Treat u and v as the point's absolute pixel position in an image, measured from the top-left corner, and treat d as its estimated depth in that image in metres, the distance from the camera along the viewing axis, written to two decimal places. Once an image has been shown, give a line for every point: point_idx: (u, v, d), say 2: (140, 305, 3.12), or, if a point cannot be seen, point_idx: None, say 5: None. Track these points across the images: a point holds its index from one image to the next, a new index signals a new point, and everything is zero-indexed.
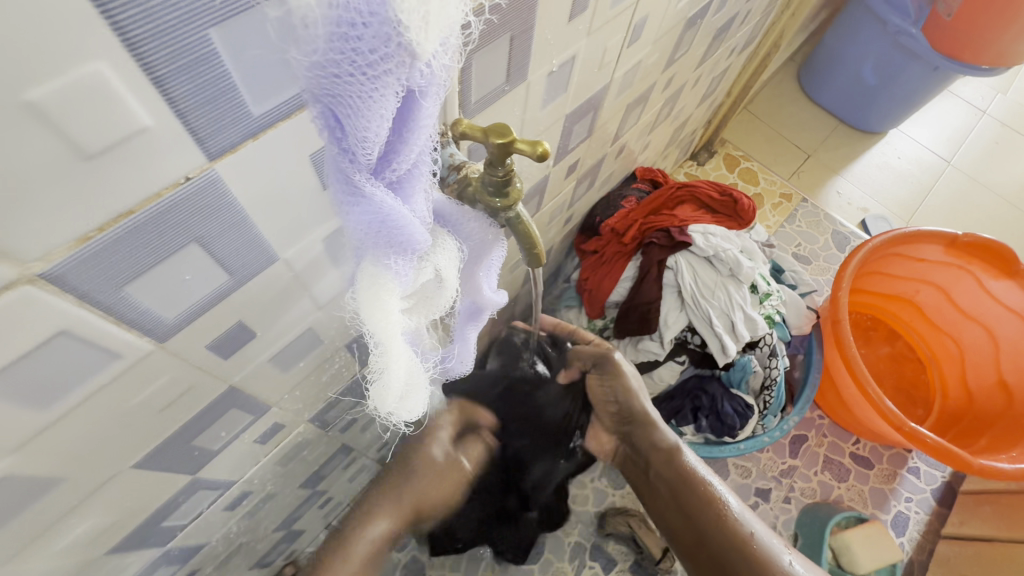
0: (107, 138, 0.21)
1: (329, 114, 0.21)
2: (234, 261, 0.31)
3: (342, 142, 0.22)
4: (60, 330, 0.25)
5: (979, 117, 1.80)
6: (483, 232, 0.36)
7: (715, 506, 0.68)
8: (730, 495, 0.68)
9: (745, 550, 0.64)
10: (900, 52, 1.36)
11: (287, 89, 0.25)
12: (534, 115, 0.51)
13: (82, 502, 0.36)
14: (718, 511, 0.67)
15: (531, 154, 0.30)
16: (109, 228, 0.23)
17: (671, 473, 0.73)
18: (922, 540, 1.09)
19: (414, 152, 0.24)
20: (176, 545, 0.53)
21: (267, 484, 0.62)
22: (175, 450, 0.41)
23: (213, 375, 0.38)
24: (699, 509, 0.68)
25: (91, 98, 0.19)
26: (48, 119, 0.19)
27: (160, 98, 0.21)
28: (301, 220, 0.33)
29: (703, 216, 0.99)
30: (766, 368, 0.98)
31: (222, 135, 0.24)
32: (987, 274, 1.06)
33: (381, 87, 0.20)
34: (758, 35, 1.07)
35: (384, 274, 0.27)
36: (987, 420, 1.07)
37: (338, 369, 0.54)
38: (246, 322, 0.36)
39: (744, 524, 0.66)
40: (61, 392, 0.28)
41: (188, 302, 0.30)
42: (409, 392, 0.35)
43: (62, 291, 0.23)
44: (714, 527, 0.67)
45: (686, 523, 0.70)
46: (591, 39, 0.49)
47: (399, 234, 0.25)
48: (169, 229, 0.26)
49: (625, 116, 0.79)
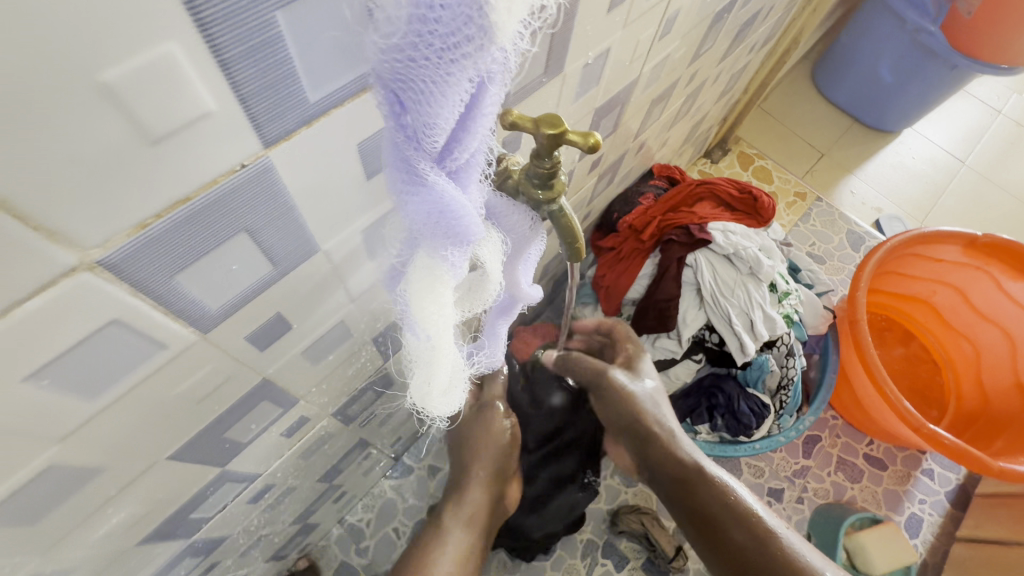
0: (171, 122, 0.20)
1: (397, 98, 0.20)
2: (278, 251, 0.30)
3: (409, 128, 0.21)
4: (112, 320, 0.24)
5: (994, 117, 1.78)
6: (525, 225, 0.35)
7: (752, 526, 0.58)
8: (766, 511, 0.59)
9: (794, 574, 0.54)
10: (919, 51, 1.35)
11: (344, 75, 0.25)
12: (566, 108, 0.50)
13: (119, 493, 0.36)
14: (757, 530, 0.58)
15: (582, 146, 0.30)
16: (167, 215, 0.23)
17: (697, 494, 0.63)
18: (936, 542, 1.09)
19: (475, 141, 0.24)
20: (200, 537, 0.53)
21: (288, 477, 0.61)
22: (209, 442, 0.40)
23: (249, 367, 0.37)
24: (733, 532, 0.59)
25: (161, 81, 0.19)
26: (119, 102, 0.18)
27: (224, 82, 0.21)
28: (344, 212, 0.33)
29: (722, 213, 0.98)
30: (783, 368, 0.97)
31: (278, 122, 0.24)
32: (1006, 275, 1.05)
33: (454, 72, 0.19)
34: (778, 31, 1.05)
35: (439, 265, 0.27)
36: (1002, 421, 1.06)
37: (364, 363, 0.54)
38: (283, 314, 0.36)
39: (788, 542, 0.57)
40: (109, 382, 0.28)
41: (232, 293, 0.30)
42: (450, 387, 0.34)
43: (118, 279, 0.23)
44: (753, 551, 0.57)
45: (720, 551, 0.60)
46: (625, 31, 0.48)
47: (457, 225, 0.25)
48: (222, 218, 0.25)
49: (648, 112, 0.78)
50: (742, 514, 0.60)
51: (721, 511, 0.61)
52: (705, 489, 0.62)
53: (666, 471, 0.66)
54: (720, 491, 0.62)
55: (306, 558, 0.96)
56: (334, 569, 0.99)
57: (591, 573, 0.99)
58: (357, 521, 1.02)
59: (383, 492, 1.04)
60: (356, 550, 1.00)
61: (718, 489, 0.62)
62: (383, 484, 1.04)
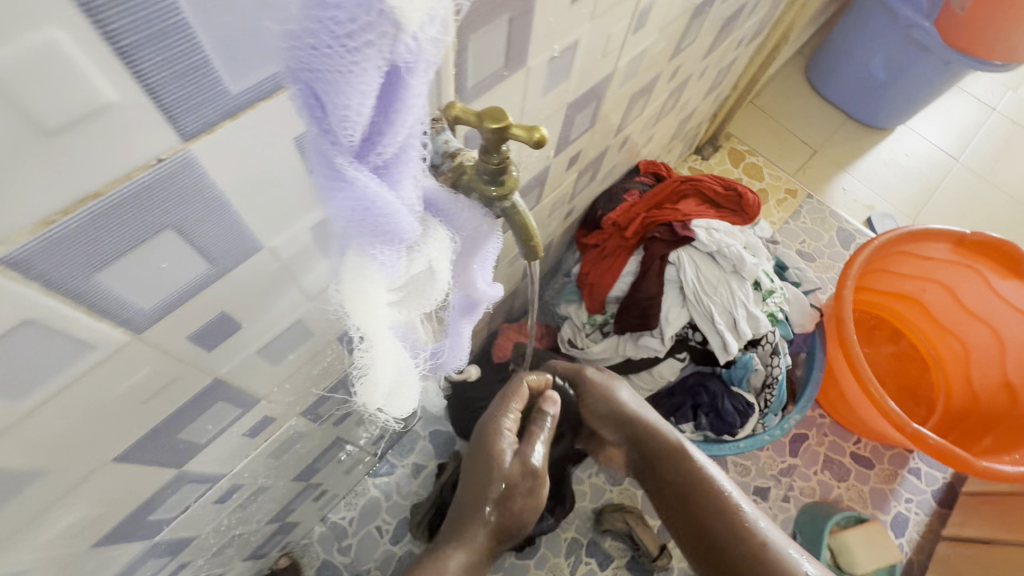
0: (69, 113, 0.19)
1: (307, 90, 0.19)
2: (215, 250, 0.29)
3: (321, 121, 0.20)
4: (26, 320, 0.23)
5: (988, 114, 1.77)
6: (478, 222, 0.34)
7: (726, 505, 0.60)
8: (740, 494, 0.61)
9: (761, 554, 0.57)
10: (911, 46, 1.34)
11: (267, 65, 0.24)
12: (534, 103, 0.49)
13: (64, 495, 0.35)
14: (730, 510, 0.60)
15: (527, 140, 0.29)
16: (75, 211, 0.22)
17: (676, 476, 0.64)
18: (922, 540, 1.09)
19: (401, 135, 0.23)
20: (165, 538, 0.52)
21: (258, 477, 0.61)
22: (161, 442, 0.40)
23: (198, 366, 0.36)
24: (707, 510, 0.61)
25: (48, 68, 0.18)
26: (1, 92, 0.17)
27: (125, 71, 0.20)
28: (287, 208, 0.32)
29: (707, 210, 0.97)
30: (768, 367, 0.96)
31: (196, 115, 0.23)
32: (995, 273, 1.04)
33: (361, 60, 0.18)
34: (767, 26, 1.04)
35: (369, 264, 0.25)
36: (990, 421, 1.06)
37: (330, 363, 0.53)
38: (230, 313, 0.35)
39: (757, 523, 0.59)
40: (34, 383, 0.27)
41: (166, 291, 0.29)
42: (398, 389, 0.33)
43: (27, 278, 0.22)
44: (725, 529, 0.60)
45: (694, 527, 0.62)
46: (594, 23, 0.47)
47: (385, 222, 0.24)
48: (143, 215, 0.24)
49: (629, 106, 0.77)
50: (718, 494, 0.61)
51: (698, 491, 0.62)
52: (685, 470, 0.63)
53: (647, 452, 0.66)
54: (699, 473, 0.63)
55: (288, 557, 0.95)
56: (316, 567, 0.98)
57: (574, 571, 0.98)
58: (340, 519, 1.01)
59: (367, 491, 1.03)
60: (338, 548, 1.00)
61: (697, 470, 0.63)
62: (367, 483, 1.03)
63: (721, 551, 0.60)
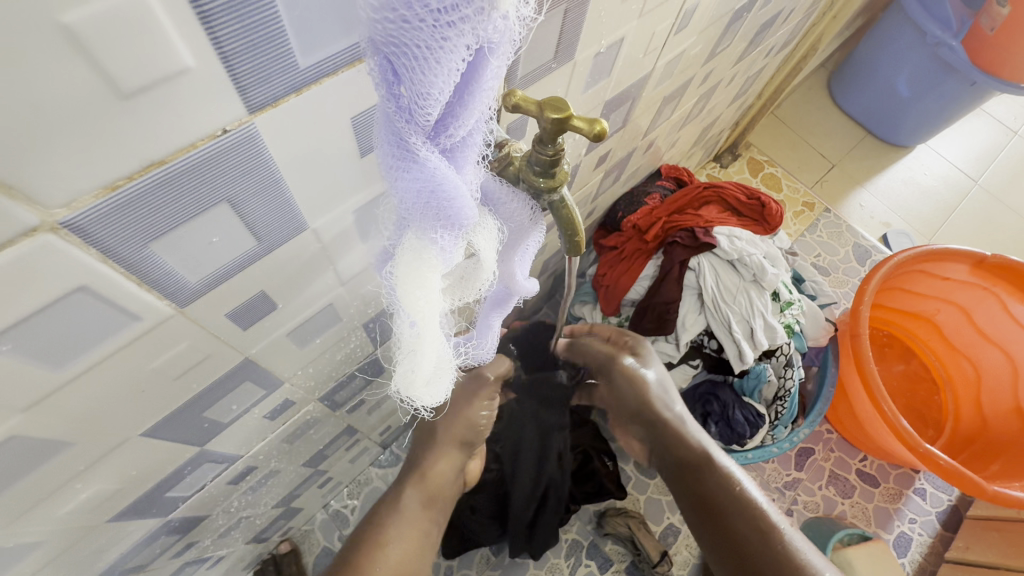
0: (143, 78, 0.19)
1: (387, 65, 0.19)
2: (263, 228, 0.29)
3: (400, 98, 0.20)
4: (79, 286, 0.23)
5: (1010, 137, 1.75)
6: (524, 214, 0.34)
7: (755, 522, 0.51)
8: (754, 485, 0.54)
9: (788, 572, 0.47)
10: (938, 65, 1.32)
11: (340, 38, 0.23)
12: (575, 97, 0.48)
13: (88, 467, 0.35)
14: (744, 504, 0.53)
15: (588, 133, 0.28)
16: (139, 178, 0.21)
17: (701, 485, 0.55)
18: (923, 562, 1.07)
19: (472, 119, 0.23)
20: (178, 516, 0.52)
21: (271, 460, 0.60)
22: (186, 420, 0.39)
23: (230, 345, 0.36)
24: (746, 538, 0.51)
25: (130, 29, 0.17)
26: (84, 48, 0.17)
27: (206, 40, 0.19)
28: (334, 187, 0.31)
29: (729, 218, 0.96)
30: (781, 378, 0.95)
31: (263, 88, 0.22)
32: (1012, 297, 1.03)
33: (451, 36, 0.19)
34: (797, 36, 1.03)
35: (428, 248, 0.26)
36: (999, 446, 1.05)
37: (353, 349, 0.52)
38: (268, 293, 0.34)
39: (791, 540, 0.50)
40: (77, 352, 0.26)
41: (213, 266, 0.28)
42: (436, 377, 0.33)
43: (85, 244, 0.22)
44: (747, 541, 0.51)
45: (715, 537, 0.53)
46: (641, 21, 0.47)
47: (448, 206, 0.24)
48: (201, 184, 0.24)
49: (659, 110, 0.76)
50: (727, 487, 0.54)
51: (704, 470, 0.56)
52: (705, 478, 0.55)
53: (671, 456, 0.60)
54: (723, 478, 0.55)
55: (288, 543, 0.95)
56: (316, 554, 0.98)
57: (574, 572, 0.97)
58: (342, 507, 1.01)
59: (369, 480, 1.02)
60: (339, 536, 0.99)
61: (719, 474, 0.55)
62: (369, 472, 1.02)
63: (711, 510, 0.54)
